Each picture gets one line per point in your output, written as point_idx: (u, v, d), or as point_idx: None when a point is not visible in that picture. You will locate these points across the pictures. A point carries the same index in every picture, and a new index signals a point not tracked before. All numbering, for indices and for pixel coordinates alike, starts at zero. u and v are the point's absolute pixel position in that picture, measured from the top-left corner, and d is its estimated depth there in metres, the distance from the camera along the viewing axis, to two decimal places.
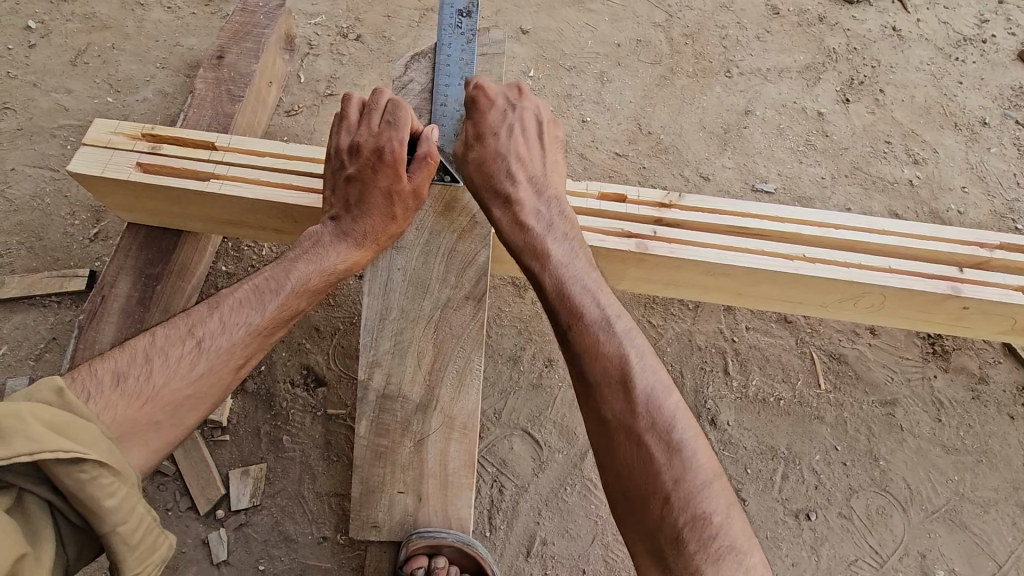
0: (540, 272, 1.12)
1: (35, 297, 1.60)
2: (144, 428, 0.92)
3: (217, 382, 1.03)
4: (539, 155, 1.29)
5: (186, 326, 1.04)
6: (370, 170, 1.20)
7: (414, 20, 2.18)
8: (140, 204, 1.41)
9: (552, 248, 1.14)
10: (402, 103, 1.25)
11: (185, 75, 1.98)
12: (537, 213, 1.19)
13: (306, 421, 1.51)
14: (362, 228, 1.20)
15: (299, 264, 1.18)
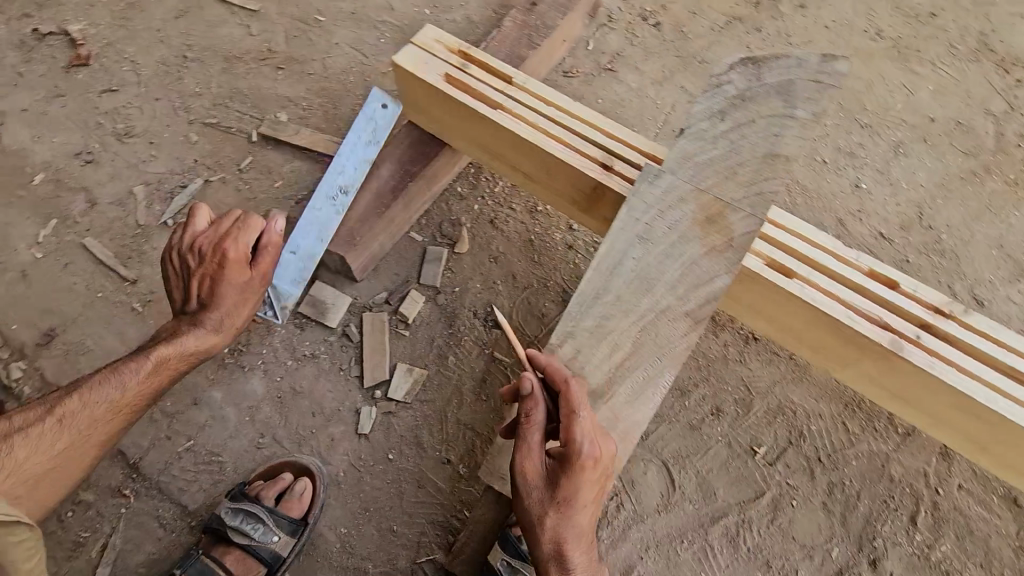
0: (549, 537, 1.18)
1: (313, 153, 1.88)
2: (23, 494, 1.18)
3: (92, 442, 1.27)
4: (604, 445, 1.14)
5: (51, 406, 1.24)
6: (212, 271, 1.37)
7: (718, 25, 2.08)
8: (430, 109, 1.56)
9: (576, 522, 1.18)
10: (253, 222, 1.39)
11: (492, 10, 2.13)
12: (579, 493, 1.15)
13: (473, 352, 1.60)
14: (219, 319, 1.40)
15: (185, 337, 1.39)
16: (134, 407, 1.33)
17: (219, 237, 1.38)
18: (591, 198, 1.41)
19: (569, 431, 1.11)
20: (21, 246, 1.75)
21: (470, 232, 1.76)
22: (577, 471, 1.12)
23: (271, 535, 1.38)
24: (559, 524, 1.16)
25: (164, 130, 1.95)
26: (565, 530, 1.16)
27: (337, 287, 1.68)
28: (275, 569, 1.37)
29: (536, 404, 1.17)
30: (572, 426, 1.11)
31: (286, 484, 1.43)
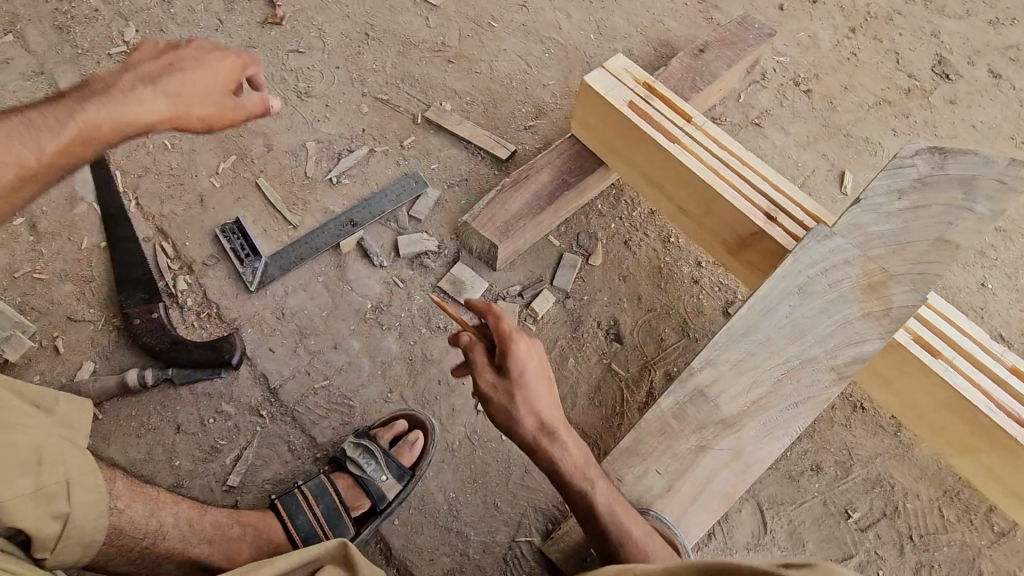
0: (522, 425, 1.14)
1: (471, 145, 2.02)
2: None
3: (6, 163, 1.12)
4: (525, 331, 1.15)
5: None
6: (159, 56, 1.29)
7: (867, 104, 2.15)
8: (601, 128, 1.67)
9: (539, 394, 1.14)
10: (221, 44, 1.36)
11: (653, 48, 2.26)
12: (527, 371, 1.13)
13: (592, 359, 1.71)
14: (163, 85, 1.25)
15: (104, 104, 1.21)
16: (50, 174, 1.19)
17: (160, 52, 1.31)
18: (743, 241, 1.49)
19: (500, 332, 1.13)
20: (204, 174, 1.95)
21: (605, 247, 1.87)
22: (512, 352, 1.12)
23: (380, 474, 1.49)
24: (527, 401, 1.13)
25: (339, 96, 2.12)
26: (534, 403, 1.14)
27: (477, 271, 1.80)
28: (378, 508, 1.48)
29: (473, 343, 1.17)
30: (505, 332, 1.13)
31: (400, 432, 1.56)
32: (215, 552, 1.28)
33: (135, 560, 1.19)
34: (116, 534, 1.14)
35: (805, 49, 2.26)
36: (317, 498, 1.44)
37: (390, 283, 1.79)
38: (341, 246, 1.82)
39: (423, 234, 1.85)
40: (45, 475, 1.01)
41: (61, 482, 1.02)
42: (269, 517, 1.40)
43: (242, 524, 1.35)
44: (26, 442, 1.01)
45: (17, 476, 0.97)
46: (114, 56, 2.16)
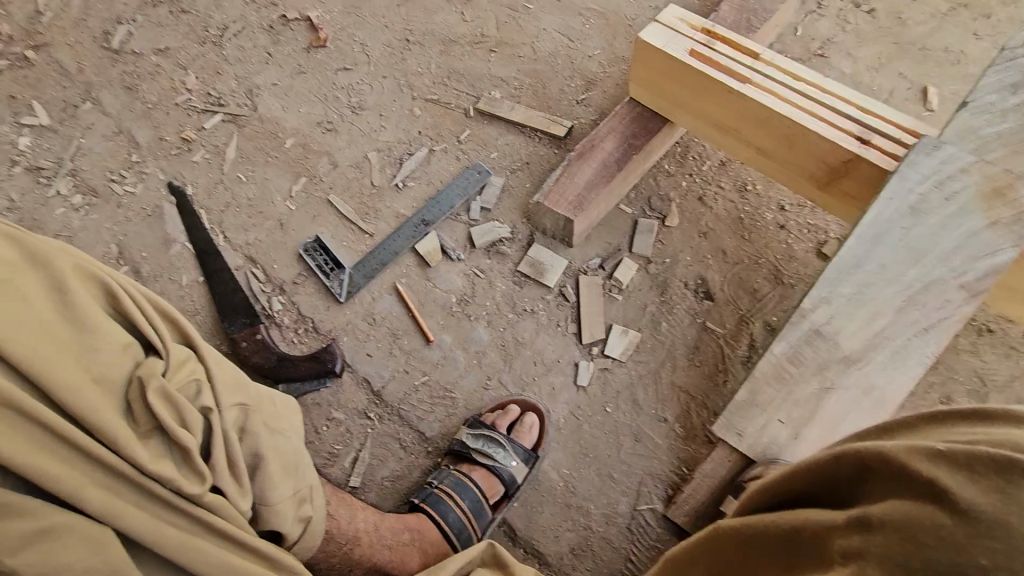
0: None
1: (527, 129, 2.02)
2: None
3: None
4: None
5: None
6: None
7: (940, 11, 1.99)
8: (664, 85, 1.64)
9: None
10: None
11: None
12: None
13: (685, 320, 1.66)
14: None
15: None
16: None
17: None
18: (836, 171, 1.41)
19: None
20: (279, 199, 2.04)
21: (679, 207, 1.81)
22: None
23: (510, 460, 1.50)
24: None
25: (391, 104, 2.17)
26: None
27: (554, 250, 1.80)
28: (511, 492, 1.50)
29: None
30: None
31: (515, 416, 1.57)
32: (395, 558, 1.26)
33: (336, 563, 1.16)
34: (328, 538, 1.12)
35: None
36: (460, 493, 1.44)
37: (470, 275, 1.81)
38: (418, 247, 1.86)
39: (494, 223, 1.87)
40: (301, 477, 1.04)
41: (309, 485, 1.05)
42: (422, 518, 1.40)
43: (410, 530, 1.34)
44: (290, 447, 1.03)
45: (287, 478, 1.01)
46: (181, 106, 2.31)
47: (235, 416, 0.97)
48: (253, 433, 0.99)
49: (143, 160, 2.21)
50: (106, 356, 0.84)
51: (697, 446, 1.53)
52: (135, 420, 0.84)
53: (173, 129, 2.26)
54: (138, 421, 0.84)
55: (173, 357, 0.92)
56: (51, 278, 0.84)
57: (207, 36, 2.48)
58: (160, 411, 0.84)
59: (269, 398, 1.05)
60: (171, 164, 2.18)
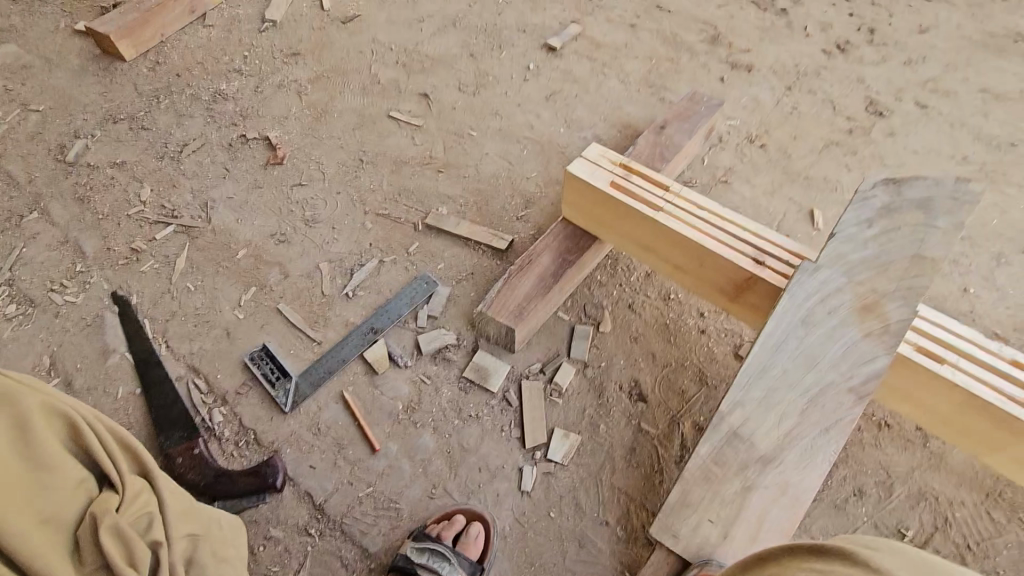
0: None
1: (471, 242, 2.19)
2: None
3: None
4: None
5: None
6: None
7: (817, 148, 2.38)
8: (591, 209, 1.86)
9: None
10: None
11: (618, 130, 2.52)
12: None
13: (622, 422, 1.76)
14: None
15: None
16: None
17: None
18: (740, 286, 1.62)
19: None
20: (228, 308, 2.07)
21: (612, 314, 1.98)
22: None
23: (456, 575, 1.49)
24: None
25: (344, 217, 2.31)
26: None
27: (497, 355, 1.90)
28: None
29: None
30: None
31: (461, 527, 1.57)
32: None
33: None
34: None
35: (750, 112, 2.53)
36: None
37: (417, 382, 1.87)
38: (366, 355, 1.91)
39: (441, 330, 1.96)
40: None
41: None
42: None
43: None
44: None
45: None
46: (133, 216, 2.37)
47: (182, 546, 1.04)
48: (199, 564, 1.06)
49: (87, 269, 2.21)
50: (60, 493, 0.92)
51: (639, 549, 1.57)
52: (82, 559, 0.90)
53: (122, 239, 2.29)
54: (85, 560, 0.90)
55: (128, 490, 1.00)
56: (19, 423, 0.92)
57: (165, 151, 2.60)
58: (110, 550, 0.90)
59: (213, 525, 1.13)
60: (117, 273, 2.19)
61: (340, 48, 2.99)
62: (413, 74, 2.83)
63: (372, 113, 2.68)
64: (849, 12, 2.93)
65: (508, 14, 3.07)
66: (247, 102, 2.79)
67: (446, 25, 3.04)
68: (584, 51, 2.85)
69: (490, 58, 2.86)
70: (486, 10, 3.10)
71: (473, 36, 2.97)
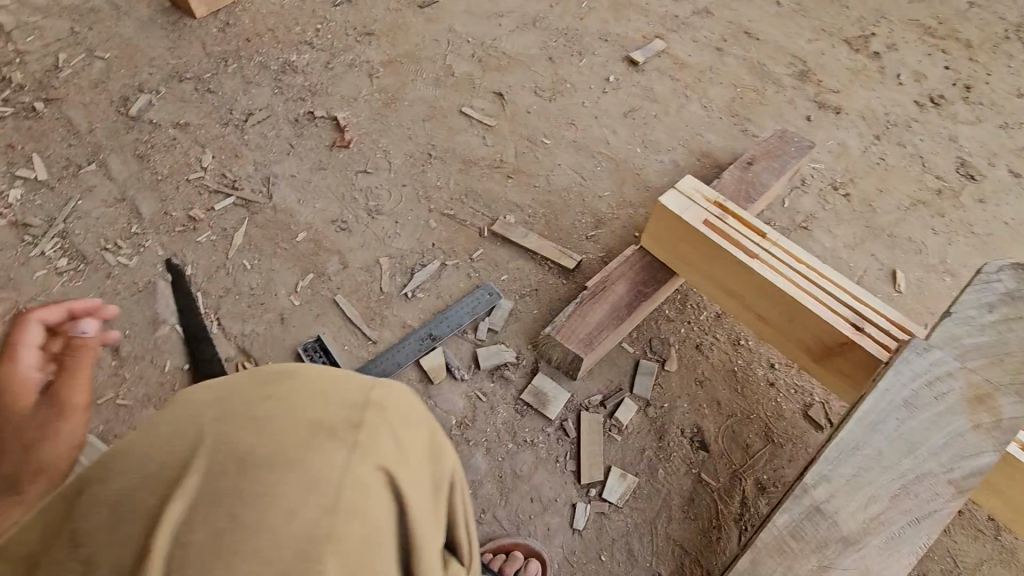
0: None
1: (538, 256, 2.12)
2: None
3: None
4: None
5: None
6: None
7: (903, 205, 2.29)
8: (677, 243, 1.78)
9: None
10: None
11: (696, 158, 2.44)
12: None
13: (681, 469, 1.69)
14: None
15: None
16: None
17: None
18: (831, 348, 1.54)
19: None
20: (283, 292, 2.02)
21: (678, 352, 1.91)
22: None
23: None
24: None
25: (408, 212, 2.25)
26: None
27: (557, 381, 1.83)
28: None
29: None
30: None
31: (520, 563, 1.53)
32: None
33: None
34: None
35: (835, 157, 2.44)
36: None
37: (472, 397, 1.80)
38: (422, 361, 1.85)
39: (501, 346, 1.90)
40: None
41: None
42: None
43: None
44: None
45: None
46: (193, 182, 2.31)
47: None
48: None
49: (143, 231, 2.16)
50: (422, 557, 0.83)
51: None
52: None
53: (180, 204, 2.24)
54: None
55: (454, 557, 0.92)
56: (433, 478, 0.88)
57: (229, 118, 2.54)
58: None
59: None
60: (173, 240, 2.14)
61: (415, 34, 2.91)
62: (488, 71, 2.75)
63: (444, 106, 2.61)
64: (944, 66, 2.83)
65: (591, 20, 2.98)
66: (317, 78, 2.71)
67: (526, 24, 2.96)
68: (666, 70, 2.76)
69: (569, 64, 2.78)
70: (568, 13, 3.01)
71: (553, 39, 2.89)
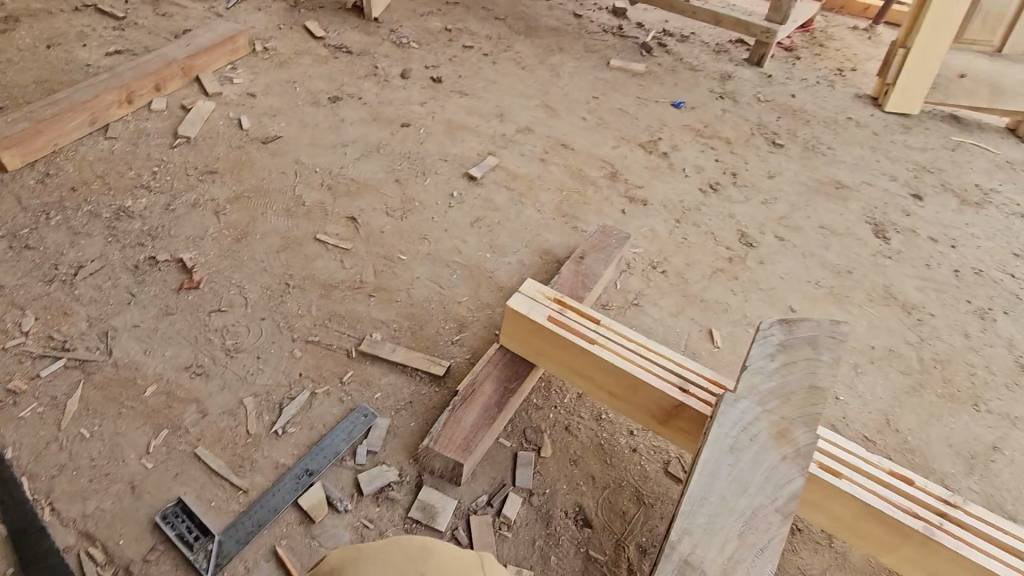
0: None
1: (408, 368, 2.20)
2: None
3: None
4: None
5: None
6: None
7: (707, 273, 2.79)
8: (530, 339, 1.98)
9: None
10: None
11: (539, 255, 2.75)
12: None
13: (571, 550, 1.80)
14: None
15: None
16: None
17: None
18: (669, 412, 1.79)
19: None
20: (133, 457, 1.85)
21: (550, 437, 2.07)
22: None
23: None
24: None
25: (270, 345, 2.22)
26: None
27: (443, 490, 1.88)
28: None
29: None
30: None
31: None
32: None
33: None
34: None
35: (649, 241, 2.92)
36: None
37: (359, 527, 1.77)
38: (301, 501, 1.79)
39: (382, 466, 1.91)
40: None
41: None
42: None
43: None
44: None
45: None
46: (10, 350, 2.08)
47: None
48: None
49: None
50: None
51: None
52: None
53: None
54: None
55: None
56: None
57: (54, 273, 2.36)
58: None
59: None
60: None
61: (260, 168, 2.99)
62: (339, 197, 2.89)
63: (297, 235, 2.68)
64: (715, 159, 3.57)
65: (429, 144, 3.31)
66: (156, 221, 2.65)
67: (370, 151, 3.20)
68: (502, 182, 3.14)
69: (414, 184, 3.03)
70: (408, 139, 3.32)
71: (397, 162, 3.14)
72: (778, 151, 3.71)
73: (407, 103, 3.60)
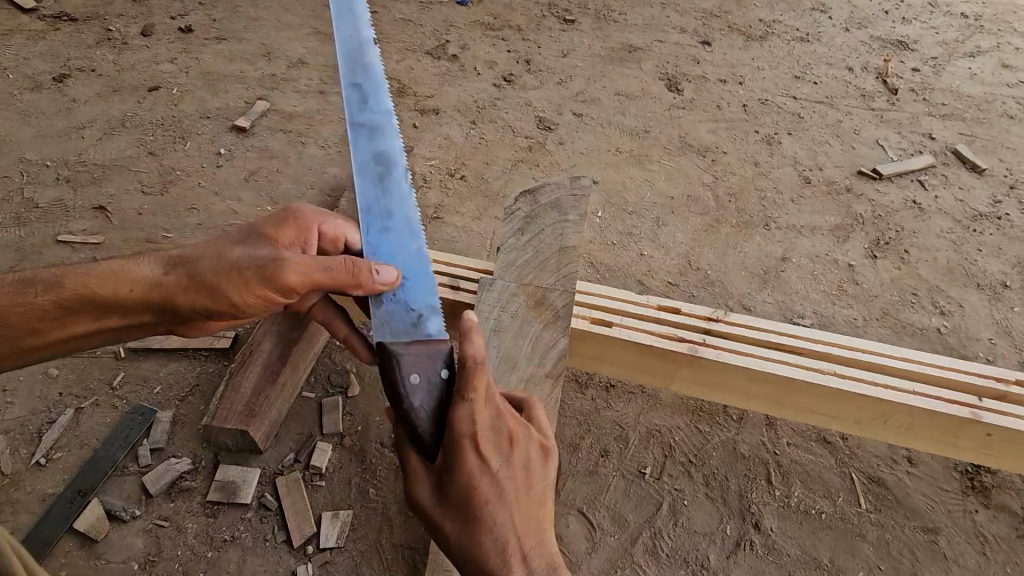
0: None
1: (190, 351, 1.99)
2: None
3: None
4: None
5: None
6: None
7: (508, 167, 2.71)
8: None
9: None
10: None
11: (327, 193, 2.54)
12: None
13: (391, 477, 1.75)
14: None
15: None
16: None
17: None
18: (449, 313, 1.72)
19: None
20: None
21: (358, 375, 1.97)
22: None
23: None
24: None
25: (17, 373, 1.93)
26: None
27: (244, 463, 1.74)
28: None
29: None
30: None
31: None
32: None
33: None
34: None
35: (446, 150, 2.79)
36: None
37: (153, 529, 1.62)
38: (76, 525, 1.60)
39: (171, 460, 1.74)
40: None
41: None
42: None
43: None
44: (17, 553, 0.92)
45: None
46: None
47: None
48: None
49: None
50: None
51: None
52: None
53: None
54: None
55: None
56: None
57: None
58: None
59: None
60: None
61: None
62: (81, 187, 2.49)
63: (34, 242, 2.29)
64: (507, 49, 3.41)
65: (186, 102, 2.91)
66: None
67: (114, 127, 2.76)
68: (277, 125, 2.84)
69: (173, 151, 2.67)
70: (159, 102, 2.89)
71: (149, 132, 2.75)
72: (570, 28, 3.61)
73: (152, 63, 3.12)
